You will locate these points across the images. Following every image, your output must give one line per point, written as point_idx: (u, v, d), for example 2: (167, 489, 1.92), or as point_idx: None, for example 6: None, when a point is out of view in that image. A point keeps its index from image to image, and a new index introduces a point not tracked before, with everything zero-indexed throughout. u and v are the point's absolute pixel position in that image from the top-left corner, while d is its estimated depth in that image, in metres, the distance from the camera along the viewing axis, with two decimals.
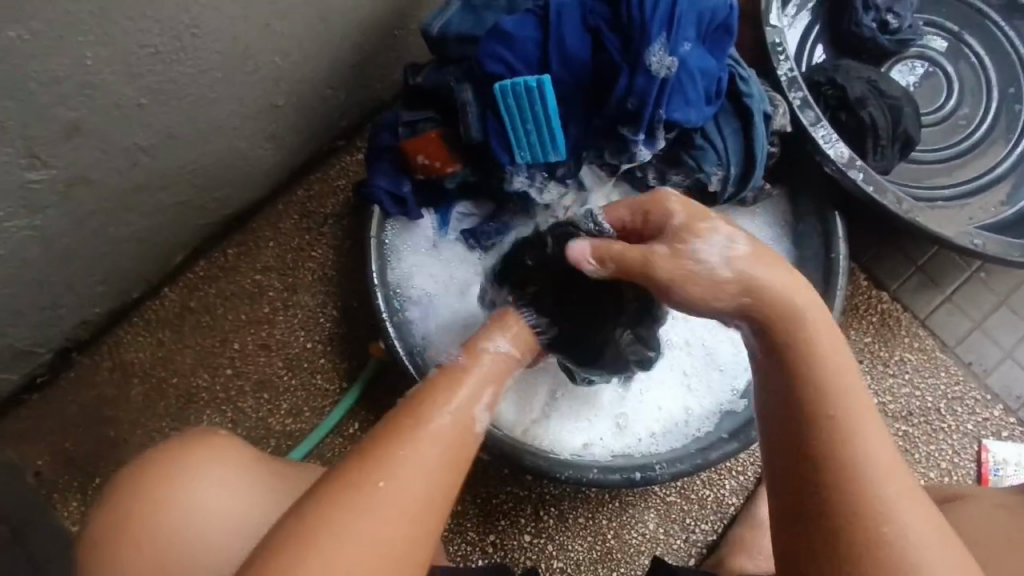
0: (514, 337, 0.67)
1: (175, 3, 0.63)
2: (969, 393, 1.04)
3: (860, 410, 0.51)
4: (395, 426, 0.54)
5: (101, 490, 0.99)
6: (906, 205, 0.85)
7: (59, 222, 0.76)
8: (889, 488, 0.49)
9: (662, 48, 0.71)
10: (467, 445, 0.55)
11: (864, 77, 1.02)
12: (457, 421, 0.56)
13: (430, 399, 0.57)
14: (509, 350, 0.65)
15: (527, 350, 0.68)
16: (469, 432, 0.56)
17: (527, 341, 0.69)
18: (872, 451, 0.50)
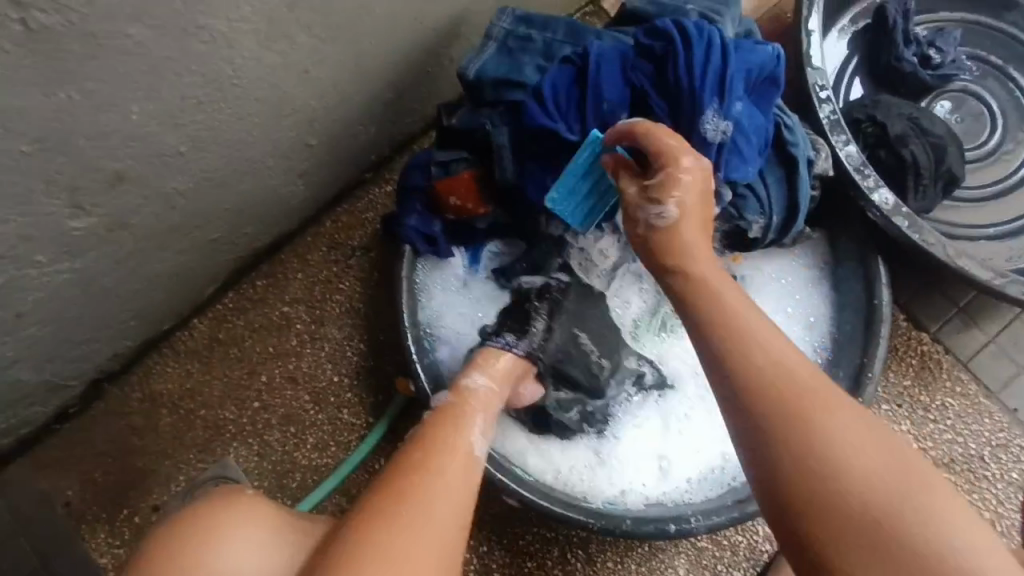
0: (492, 372, 0.74)
1: (219, 57, 0.63)
2: (1014, 440, 1.01)
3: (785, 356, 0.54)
4: (407, 469, 0.59)
5: (129, 523, 0.99)
6: (953, 251, 0.83)
7: (97, 265, 0.76)
8: (821, 420, 0.51)
9: (716, 114, 0.67)
10: (468, 476, 0.60)
11: (905, 113, 0.99)
12: (455, 458, 0.61)
13: (429, 439, 0.63)
14: (489, 384, 0.72)
15: (506, 379, 0.74)
16: (468, 462, 0.62)
17: (506, 373, 0.75)
18: (821, 401, 0.52)
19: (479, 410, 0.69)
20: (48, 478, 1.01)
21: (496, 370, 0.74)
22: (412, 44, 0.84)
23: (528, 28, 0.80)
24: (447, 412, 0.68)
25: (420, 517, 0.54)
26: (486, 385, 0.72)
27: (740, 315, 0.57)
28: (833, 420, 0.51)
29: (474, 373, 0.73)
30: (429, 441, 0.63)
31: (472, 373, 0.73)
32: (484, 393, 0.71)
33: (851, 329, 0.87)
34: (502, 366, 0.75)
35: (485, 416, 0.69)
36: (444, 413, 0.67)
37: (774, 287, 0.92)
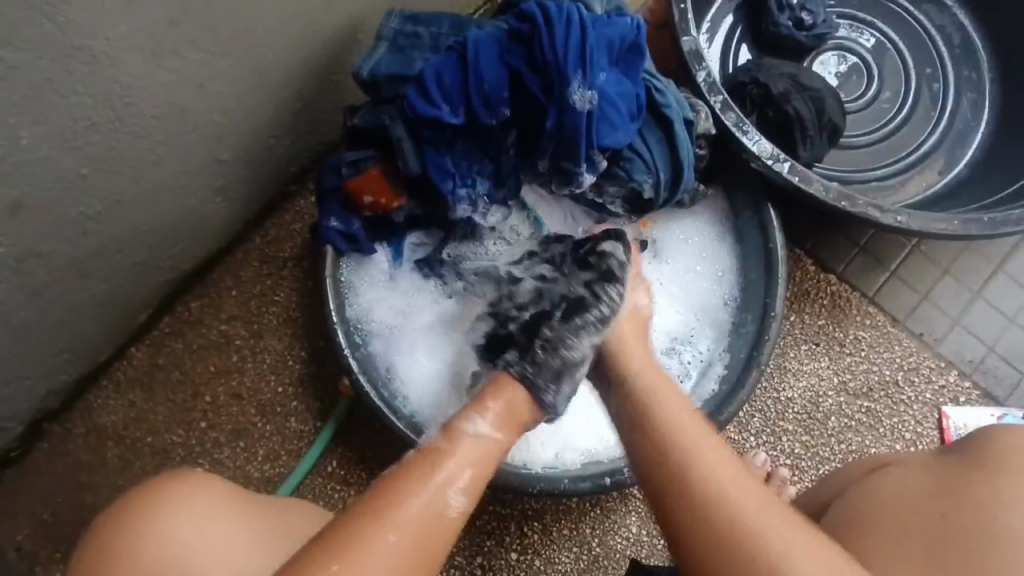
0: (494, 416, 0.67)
1: (103, 76, 0.65)
2: (924, 362, 1.08)
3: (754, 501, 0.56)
4: (373, 510, 0.56)
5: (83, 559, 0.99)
6: (834, 191, 0.89)
7: (13, 297, 0.77)
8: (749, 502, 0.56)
9: (581, 85, 0.73)
10: (443, 521, 0.58)
11: (785, 73, 1.06)
12: (434, 500, 0.58)
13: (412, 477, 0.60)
14: (491, 430, 0.66)
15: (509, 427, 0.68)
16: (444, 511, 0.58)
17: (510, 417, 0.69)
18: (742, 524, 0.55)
19: (470, 454, 0.64)
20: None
21: (497, 416, 0.68)
22: (309, 53, 0.88)
23: (415, 26, 0.84)
24: (432, 457, 0.63)
25: (361, 560, 0.53)
26: (484, 431, 0.66)
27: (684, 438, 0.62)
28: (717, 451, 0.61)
29: (478, 419, 0.67)
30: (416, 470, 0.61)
31: (476, 418, 0.67)
32: (476, 442, 0.65)
33: (754, 276, 0.94)
34: (503, 414, 0.68)
35: (473, 474, 0.63)
36: (425, 455, 0.63)
37: (681, 248, 1.00)
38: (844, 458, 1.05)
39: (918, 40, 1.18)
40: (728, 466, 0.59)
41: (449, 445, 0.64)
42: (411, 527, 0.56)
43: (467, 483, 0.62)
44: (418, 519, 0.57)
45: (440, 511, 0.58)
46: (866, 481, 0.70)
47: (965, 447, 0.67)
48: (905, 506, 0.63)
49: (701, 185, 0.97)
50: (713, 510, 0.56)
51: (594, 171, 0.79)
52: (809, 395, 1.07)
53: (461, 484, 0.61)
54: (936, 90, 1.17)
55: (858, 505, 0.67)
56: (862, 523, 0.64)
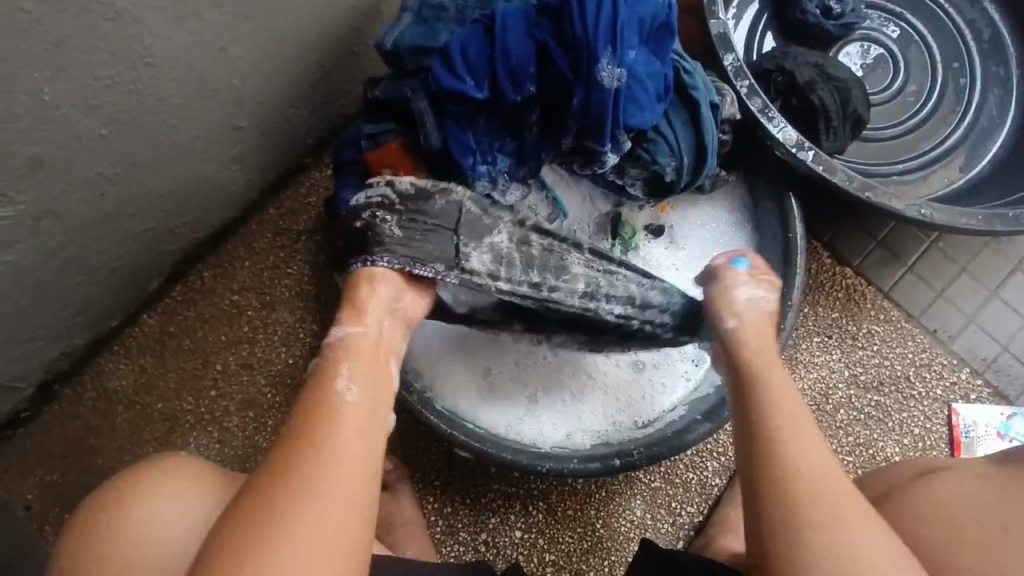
0: (357, 320, 0.70)
1: (126, 35, 0.65)
2: (936, 358, 1.08)
3: (812, 472, 0.59)
4: (296, 433, 0.59)
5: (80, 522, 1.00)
6: (857, 181, 0.88)
7: (29, 256, 0.77)
8: (804, 478, 0.58)
9: (610, 63, 0.72)
10: (362, 417, 0.61)
11: (811, 61, 1.05)
12: (347, 408, 0.61)
13: (314, 403, 0.61)
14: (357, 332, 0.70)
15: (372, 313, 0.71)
16: (358, 409, 0.62)
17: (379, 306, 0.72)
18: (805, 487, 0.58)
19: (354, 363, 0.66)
20: (7, 484, 1.01)
21: (361, 319, 0.71)
22: (331, 22, 0.87)
23: None
24: (320, 376, 0.65)
25: (318, 465, 0.56)
26: (352, 335, 0.69)
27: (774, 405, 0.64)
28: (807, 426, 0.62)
29: (343, 330, 0.70)
30: (316, 399, 0.62)
31: (340, 333, 0.69)
32: (356, 346, 0.68)
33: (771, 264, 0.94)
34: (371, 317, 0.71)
35: (367, 368, 0.66)
36: (320, 381, 0.64)
37: (699, 235, 0.99)
38: (852, 450, 1.05)
39: (946, 34, 1.16)
40: (814, 447, 0.61)
41: (333, 359, 0.67)
42: (341, 424, 0.60)
43: (360, 373, 0.65)
44: (343, 418, 0.60)
45: (361, 410, 0.62)
46: (918, 484, 0.70)
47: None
48: (969, 507, 0.64)
49: (722, 171, 0.96)
50: (781, 492, 0.58)
51: (618, 151, 0.78)
52: (820, 386, 1.06)
53: (355, 378, 0.65)
54: (962, 85, 1.15)
55: (911, 509, 0.67)
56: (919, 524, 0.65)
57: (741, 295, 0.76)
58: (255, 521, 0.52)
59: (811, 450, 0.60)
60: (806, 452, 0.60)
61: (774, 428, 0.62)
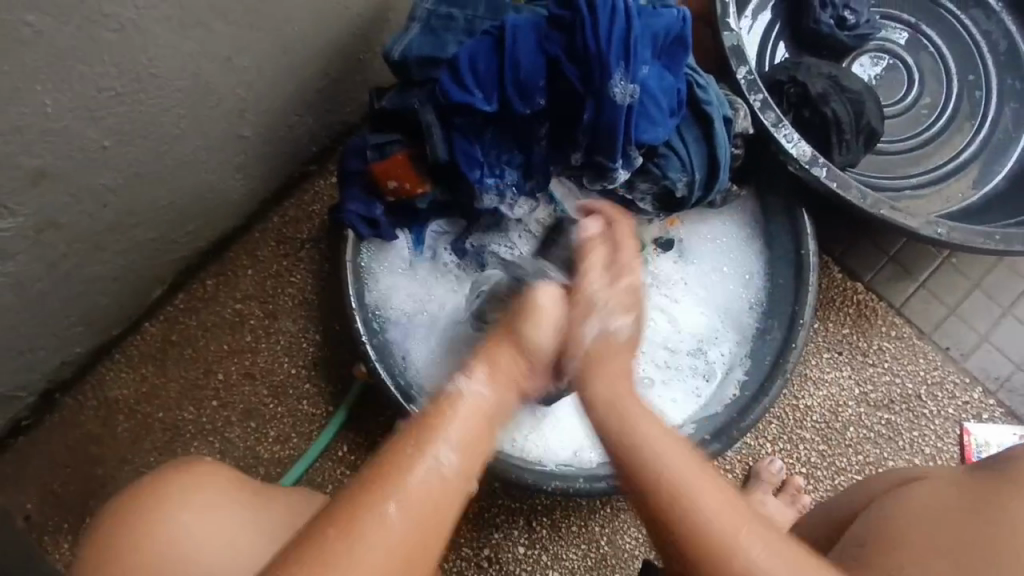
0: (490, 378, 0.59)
1: (130, 46, 0.64)
2: (948, 376, 1.06)
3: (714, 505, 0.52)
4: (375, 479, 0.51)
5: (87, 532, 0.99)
6: (871, 198, 0.86)
7: (30, 267, 0.76)
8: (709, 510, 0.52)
9: (622, 78, 0.70)
10: (448, 499, 0.52)
11: (825, 73, 1.03)
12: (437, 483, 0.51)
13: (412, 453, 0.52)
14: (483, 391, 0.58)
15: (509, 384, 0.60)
16: (449, 492, 0.52)
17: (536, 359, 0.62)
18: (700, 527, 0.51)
19: (465, 425, 0.55)
20: (7, 493, 1.00)
21: (495, 375, 0.59)
22: (338, 31, 0.85)
23: (449, 7, 0.80)
24: (421, 422, 0.55)
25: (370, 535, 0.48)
26: (477, 390, 0.58)
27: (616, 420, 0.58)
28: (666, 446, 0.55)
29: (470, 377, 0.58)
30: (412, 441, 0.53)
31: (470, 378, 0.58)
32: (473, 401, 0.57)
33: (783, 281, 0.92)
34: (502, 369, 0.60)
35: (470, 432, 0.55)
36: (425, 419, 0.55)
37: (709, 249, 0.97)
38: (861, 469, 1.03)
39: (962, 46, 1.14)
40: (693, 477, 0.53)
41: (443, 410, 0.56)
42: (411, 499, 0.50)
43: (464, 440, 0.54)
44: (418, 493, 0.50)
45: (444, 484, 0.52)
46: (894, 492, 0.69)
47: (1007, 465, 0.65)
48: (937, 517, 0.63)
49: (734, 186, 0.94)
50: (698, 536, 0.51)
51: (629, 166, 0.77)
52: (829, 404, 1.05)
53: (455, 444, 0.54)
54: (977, 98, 1.13)
55: (884, 516, 0.65)
56: (890, 533, 0.63)
57: (591, 326, 0.64)
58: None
59: (712, 496, 0.52)
60: (673, 461, 0.54)
61: (647, 461, 0.55)
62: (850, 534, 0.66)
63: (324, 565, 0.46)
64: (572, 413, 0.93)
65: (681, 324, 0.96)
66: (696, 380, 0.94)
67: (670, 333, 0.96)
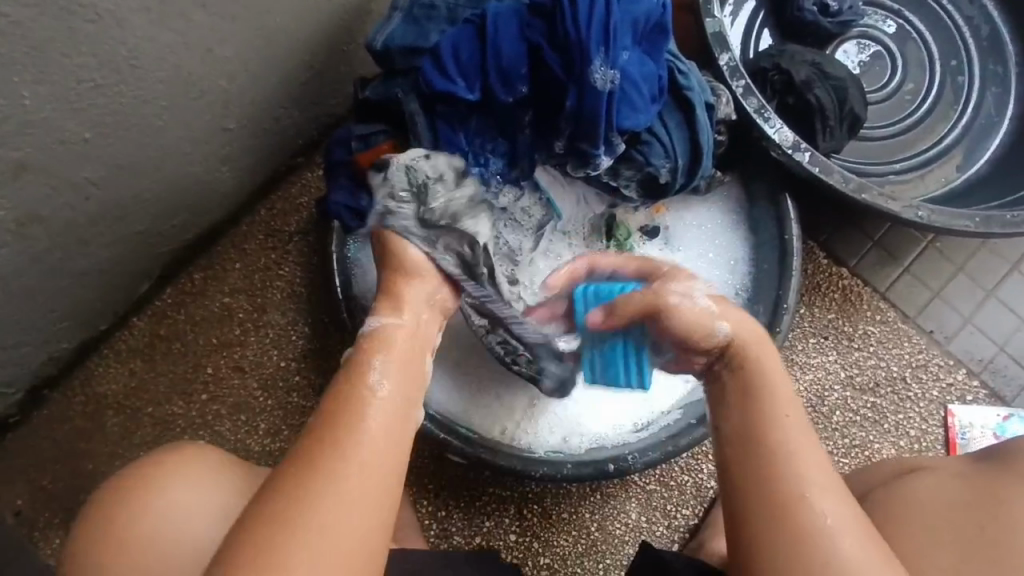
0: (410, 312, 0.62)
1: (109, 36, 0.63)
2: (932, 360, 1.07)
3: (823, 489, 0.54)
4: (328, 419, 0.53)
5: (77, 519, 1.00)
6: (853, 183, 0.87)
7: (14, 259, 0.76)
8: (811, 481, 0.55)
9: (603, 64, 0.71)
10: (400, 423, 0.55)
11: (808, 60, 1.04)
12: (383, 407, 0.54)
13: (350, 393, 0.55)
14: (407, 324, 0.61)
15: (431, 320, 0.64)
16: (396, 409, 0.55)
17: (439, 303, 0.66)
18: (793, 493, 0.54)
19: (395, 355, 0.58)
20: None
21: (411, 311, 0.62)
22: (321, 21, 0.85)
23: None
24: (356, 361, 0.57)
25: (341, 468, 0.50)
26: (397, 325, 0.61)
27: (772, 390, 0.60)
28: (802, 433, 0.58)
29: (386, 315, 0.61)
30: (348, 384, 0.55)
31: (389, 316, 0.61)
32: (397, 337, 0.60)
33: (768, 266, 0.93)
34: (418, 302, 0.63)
35: (402, 360, 0.58)
36: (354, 362, 0.57)
37: (694, 236, 0.98)
38: (847, 452, 1.05)
39: (945, 32, 1.15)
40: (809, 450, 0.57)
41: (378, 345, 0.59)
42: (371, 426, 0.53)
43: (395, 368, 0.57)
44: (371, 422, 0.53)
45: (391, 407, 0.55)
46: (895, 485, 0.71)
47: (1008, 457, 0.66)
48: (935, 510, 0.64)
49: (719, 172, 0.95)
50: (776, 497, 0.54)
51: (612, 153, 0.77)
52: (815, 388, 1.06)
53: (391, 374, 0.56)
54: (960, 83, 1.14)
55: (881, 509, 0.68)
56: (887, 524, 0.65)
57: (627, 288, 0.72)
58: (271, 524, 0.47)
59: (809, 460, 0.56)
60: (809, 457, 0.56)
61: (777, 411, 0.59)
62: None
63: (297, 512, 0.48)
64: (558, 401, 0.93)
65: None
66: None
67: None
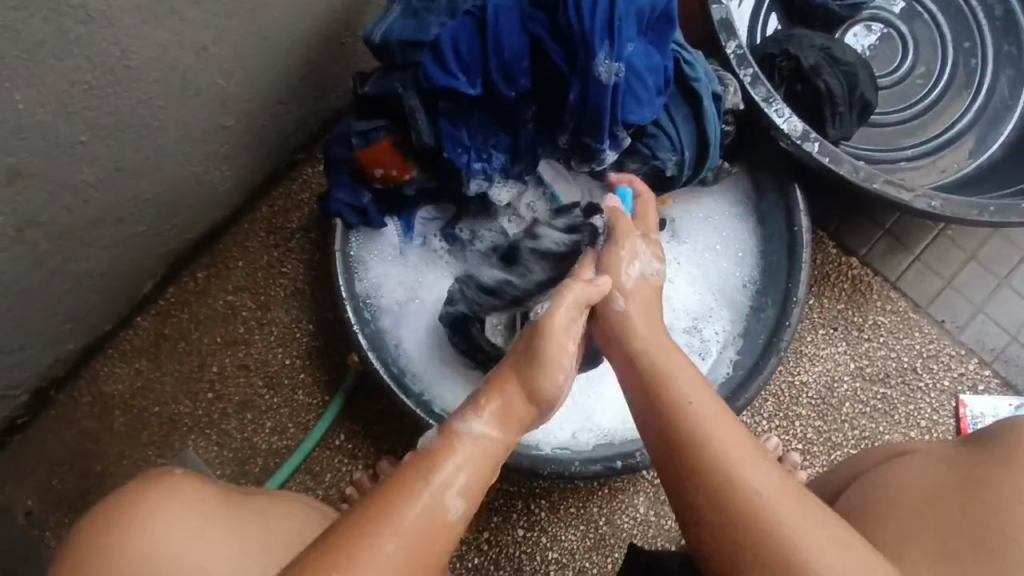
0: (494, 414, 0.58)
1: (102, 37, 0.62)
2: (943, 349, 1.06)
3: (744, 456, 0.57)
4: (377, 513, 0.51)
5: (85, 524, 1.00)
6: (864, 172, 0.85)
7: (15, 264, 0.75)
8: (740, 474, 0.56)
9: (607, 57, 0.69)
10: (439, 537, 0.52)
11: (817, 44, 1.01)
12: (432, 517, 0.52)
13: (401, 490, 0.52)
14: (491, 431, 0.57)
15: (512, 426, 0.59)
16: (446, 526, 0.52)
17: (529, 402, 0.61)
18: (719, 461, 0.57)
19: (468, 462, 0.55)
20: (6, 490, 1.00)
21: (496, 413, 0.58)
22: (318, 15, 0.83)
23: None
24: (428, 459, 0.55)
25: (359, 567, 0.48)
26: (483, 430, 0.57)
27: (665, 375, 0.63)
28: (710, 416, 0.59)
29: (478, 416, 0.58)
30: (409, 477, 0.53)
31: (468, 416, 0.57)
32: (480, 444, 0.57)
33: (777, 259, 0.92)
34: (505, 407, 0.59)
35: (474, 473, 0.55)
36: (421, 459, 0.55)
37: (702, 228, 0.97)
38: (857, 444, 1.04)
39: (958, 12, 1.12)
40: (739, 447, 0.57)
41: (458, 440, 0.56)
42: (412, 531, 0.50)
43: (473, 477, 0.55)
44: (417, 527, 0.51)
45: (442, 523, 0.52)
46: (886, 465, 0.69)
47: (997, 437, 0.63)
48: (921, 495, 0.62)
49: (726, 163, 0.93)
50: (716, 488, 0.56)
51: (617, 148, 0.75)
52: (824, 379, 1.05)
53: (459, 485, 0.54)
54: (974, 66, 1.11)
55: (865, 497, 0.66)
56: (872, 513, 0.63)
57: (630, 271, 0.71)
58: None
59: (762, 470, 0.56)
60: (708, 427, 0.58)
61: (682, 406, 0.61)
62: (843, 503, 0.68)
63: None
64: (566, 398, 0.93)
65: (673, 303, 0.95)
66: (691, 358, 0.94)
67: (666, 312, 0.95)
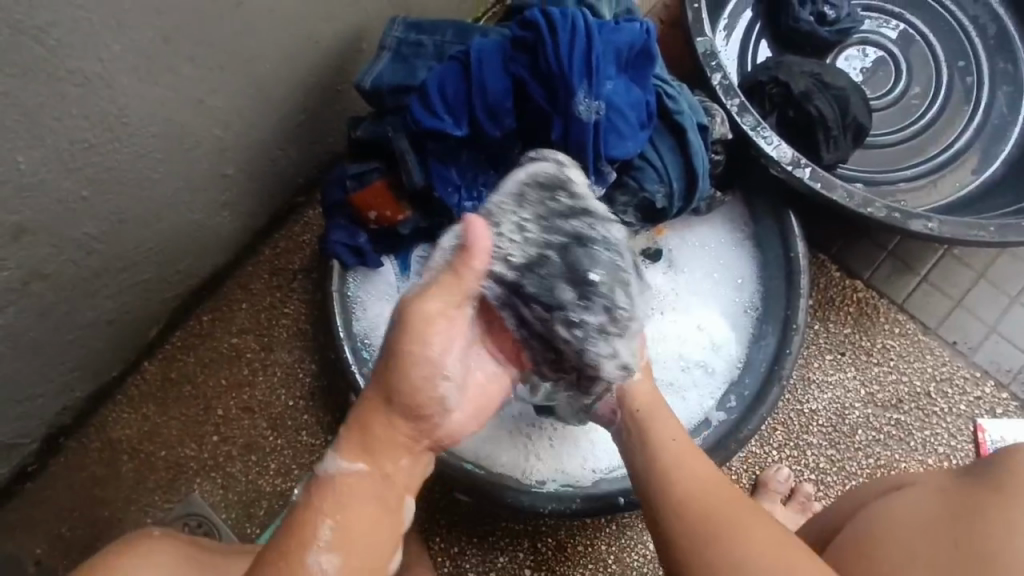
0: (359, 450, 0.53)
1: (99, 97, 0.64)
2: (957, 372, 1.03)
3: (756, 537, 0.59)
4: None
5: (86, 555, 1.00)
6: (859, 198, 0.85)
7: (21, 317, 0.77)
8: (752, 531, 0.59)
9: (586, 96, 0.71)
10: None
11: (807, 70, 1.01)
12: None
13: (278, 565, 0.50)
14: (361, 465, 0.53)
15: (382, 448, 0.54)
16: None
17: (388, 440, 0.54)
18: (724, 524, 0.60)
19: (343, 508, 0.52)
20: (16, 539, 1.01)
21: (363, 443, 0.53)
22: (312, 65, 0.86)
23: (418, 34, 0.81)
24: (294, 524, 0.51)
25: None
26: (352, 467, 0.53)
27: (669, 444, 0.70)
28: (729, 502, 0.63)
29: (339, 455, 0.53)
30: (281, 550, 0.51)
31: (335, 457, 0.53)
32: (350, 481, 0.53)
33: (775, 287, 0.91)
34: (371, 428, 0.53)
35: (347, 514, 0.52)
36: (292, 523, 0.51)
37: (698, 256, 0.96)
38: (872, 473, 1.01)
39: (950, 31, 1.12)
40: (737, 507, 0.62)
41: (317, 492, 0.52)
42: None
43: (341, 532, 0.51)
44: None
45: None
46: (878, 501, 0.68)
47: (991, 471, 0.63)
48: (915, 520, 0.62)
49: (718, 193, 0.93)
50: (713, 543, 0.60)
51: (603, 183, 0.75)
52: (834, 406, 1.02)
53: (330, 539, 0.51)
54: (969, 84, 1.11)
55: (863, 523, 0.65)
56: (868, 537, 0.62)
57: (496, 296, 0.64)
58: None
59: (761, 534, 0.59)
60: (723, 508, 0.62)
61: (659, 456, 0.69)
62: (839, 540, 0.65)
63: None
64: (579, 438, 0.91)
65: (684, 336, 0.94)
66: (674, 398, 0.91)
67: (702, 333, 0.94)
